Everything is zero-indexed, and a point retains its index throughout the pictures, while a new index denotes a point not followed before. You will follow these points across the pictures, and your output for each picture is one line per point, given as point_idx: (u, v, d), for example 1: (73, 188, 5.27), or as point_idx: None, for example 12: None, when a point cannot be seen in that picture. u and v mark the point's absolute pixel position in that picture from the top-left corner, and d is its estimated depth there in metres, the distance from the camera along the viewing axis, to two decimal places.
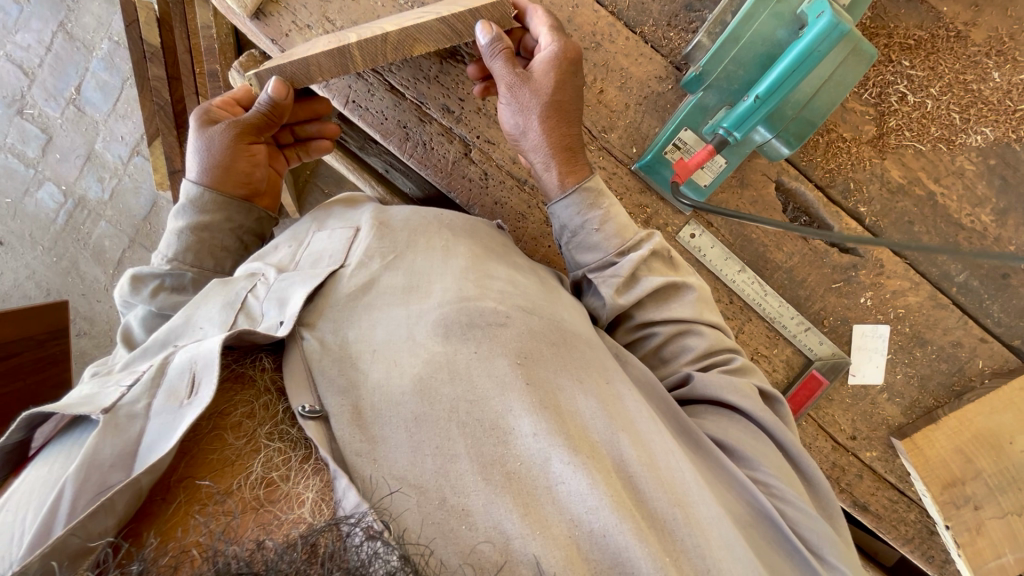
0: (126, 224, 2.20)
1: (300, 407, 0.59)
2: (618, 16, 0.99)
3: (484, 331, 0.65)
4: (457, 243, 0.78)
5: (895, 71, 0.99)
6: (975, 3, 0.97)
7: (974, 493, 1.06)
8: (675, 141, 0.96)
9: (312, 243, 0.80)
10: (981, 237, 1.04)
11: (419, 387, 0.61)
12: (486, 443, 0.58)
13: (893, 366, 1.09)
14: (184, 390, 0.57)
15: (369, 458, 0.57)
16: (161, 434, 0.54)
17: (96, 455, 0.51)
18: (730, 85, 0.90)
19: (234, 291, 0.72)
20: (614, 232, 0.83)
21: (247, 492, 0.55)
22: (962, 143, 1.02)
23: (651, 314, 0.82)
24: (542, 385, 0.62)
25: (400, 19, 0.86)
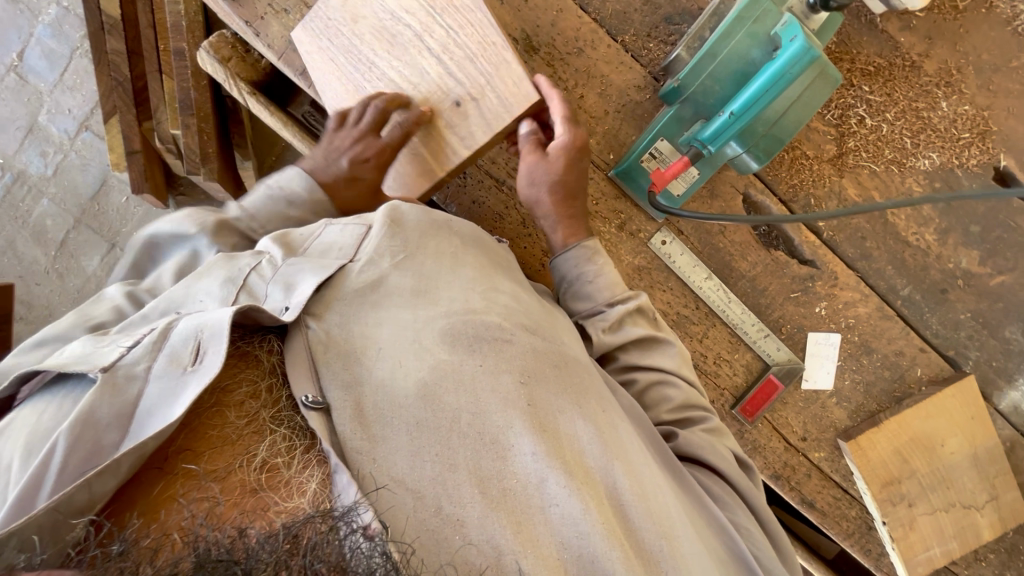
0: (71, 203, 2.07)
1: (303, 397, 0.61)
2: (600, 24, 1.02)
3: (490, 344, 0.65)
4: (466, 252, 0.77)
5: (855, 95, 1.06)
6: (928, 36, 1.05)
7: (908, 491, 1.16)
8: (651, 151, 0.99)
9: (321, 235, 0.77)
10: (924, 254, 1.13)
11: (422, 392, 0.62)
12: (485, 461, 0.59)
13: (842, 372, 1.16)
14: (187, 357, 0.57)
15: (368, 455, 0.59)
16: (163, 399, 0.55)
17: (93, 414, 0.52)
18: (705, 104, 0.94)
19: (237, 267, 0.70)
20: (603, 281, 0.87)
21: (248, 473, 0.56)
22: (912, 165, 1.09)
23: (635, 359, 0.84)
24: (543, 408, 0.63)
25: (409, 62, 0.91)
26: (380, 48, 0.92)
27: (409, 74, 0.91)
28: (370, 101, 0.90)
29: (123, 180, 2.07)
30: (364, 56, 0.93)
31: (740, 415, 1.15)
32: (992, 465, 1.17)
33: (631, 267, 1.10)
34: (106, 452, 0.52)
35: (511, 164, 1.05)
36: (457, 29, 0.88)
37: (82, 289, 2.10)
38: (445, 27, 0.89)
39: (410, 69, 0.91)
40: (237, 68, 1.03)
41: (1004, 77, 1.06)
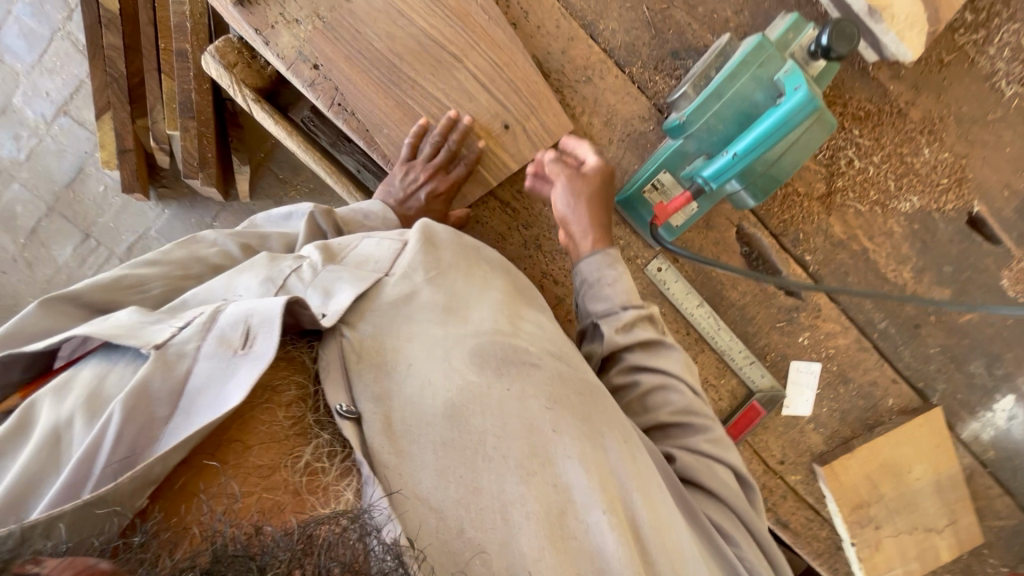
0: (45, 190, 2.00)
1: (338, 406, 0.64)
2: (609, 54, 1.04)
3: (517, 368, 0.67)
4: (494, 275, 0.81)
5: (845, 137, 1.11)
6: (915, 86, 1.11)
7: (876, 514, 1.22)
8: (654, 182, 1.02)
9: (359, 246, 0.81)
10: (901, 290, 1.19)
11: (449, 411, 0.64)
12: (509, 486, 0.61)
13: (820, 400, 1.22)
14: (237, 340, 0.61)
15: (395, 471, 0.61)
16: (209, 380, 0.59)
17: (148, 386, 0.57)
18: (706, 138, 0.96)
19: (277, 269, 0.75)
20: (620, 285, 0.87)
21: (293, 477, 0.59)
22: (894, 207, 1.15)
23: (640, 361, 0.84)
24: (568, 436, 0.64)
25: (454, 87, 0.98)
26: (420, 73, 0.98)
27: (455, 96, 0.99)
28: (436, 137, 0.99)
29: (100, 169, 1.99)
30: (405, 78, 0.98)
31: None
32: (953, 491, 1.24)
33: None
34: (159, 425, 0.57)
35: (516, 187, 1.07)
36: (500, 64, 0.98)
37: (53, 280, 2.03)
38: (489, 57, 0.98)
39: (455, 92, 0.99)
40: (241, 74, 1.02)
41: (981, 128, 1.13)
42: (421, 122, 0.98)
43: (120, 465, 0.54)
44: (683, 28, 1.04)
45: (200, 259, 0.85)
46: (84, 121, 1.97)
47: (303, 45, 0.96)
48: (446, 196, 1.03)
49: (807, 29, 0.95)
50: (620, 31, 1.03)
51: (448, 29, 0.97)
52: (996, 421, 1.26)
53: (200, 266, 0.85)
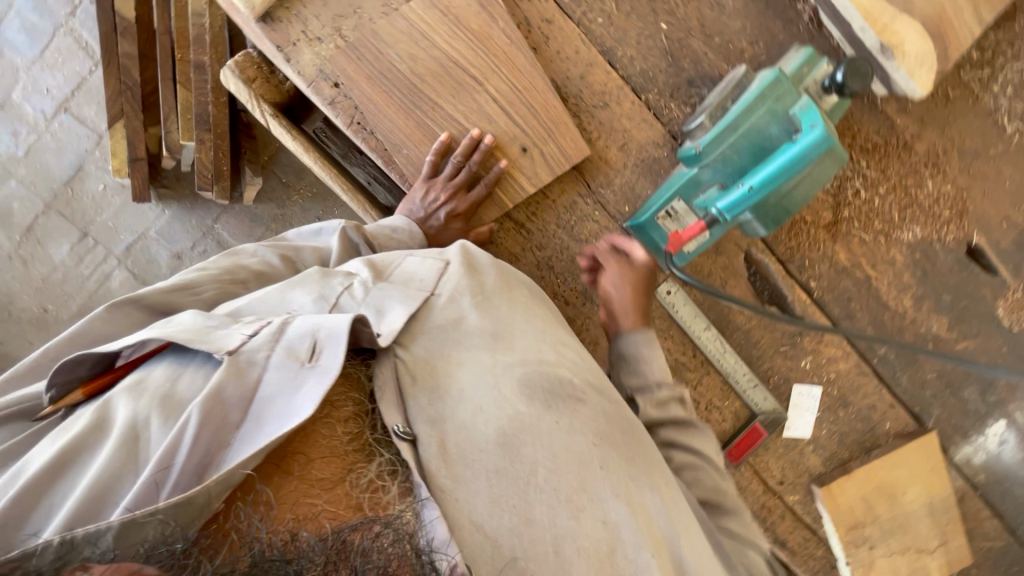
0: (43, 187, 1.97)
1: (395, 427, 0.66)
2: (627, 80, 1.05)
3: (565, 403, 0.71)
4: (534, 302, 0.84)
5: (853, 168, 1.14)
6: (921, 119, 1.13)
7: (871, 535, 1.25)
8: (667, 209, 1.03)
9: (403, 263, 0.83)
10: (901, 317, 1.22)
11: (501, 439, 0.67)
12: (560, 519, 0.64)
13: (820, 423, 1.24)
14: (304, 353, 0.63)
15: (451, 496, 0.64)
16: (279, 389, 0.61)
17: (222, 391, 0.59)
18: (721, 166, 0.97)
19: (329, 286, 0.77)
20: (657, 365, 0.91)
21: (355, 494, 0.60)
22: (897, 237, 1.18)
23: (672, 437, 0.87)
24: (613, 474, 0.68)
25: (474, 109, 1.00)
26: (441, 95, 0.99)
27: (474, 118, 1.00)
28: (458, 157, 1.01)
29: (101, 167, 1.97)
30: (425, 98, 0.99)
31: (726, 458, 1.22)
32: (944, 513, 1.27)
33: None
34: (231, 430, 0.58)
35: (530, 209, 1.08)
36: (519, 88, 0.99)
37: (48, 278, 1.99)
38: (509, 82, 0.99)
39: (475, 115, 1.00)
40: (260, 89, 1.06)
41: (983, 162, 1.16)
42: (442, 140, 0.99)
43: (195, 469, 0.56)
44: (699, 57, 1.05)
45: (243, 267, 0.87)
46: (86, 119, 1.94)
47: (324, 63, 0.96)
48: (464, 213, 1.05)
49: (821, 64, 0.97)
50: (637, 58, 1.05)
51: (470, 52, 0.98)
52: (988, 446, 1.29)
53: (246, 273, 0.87)
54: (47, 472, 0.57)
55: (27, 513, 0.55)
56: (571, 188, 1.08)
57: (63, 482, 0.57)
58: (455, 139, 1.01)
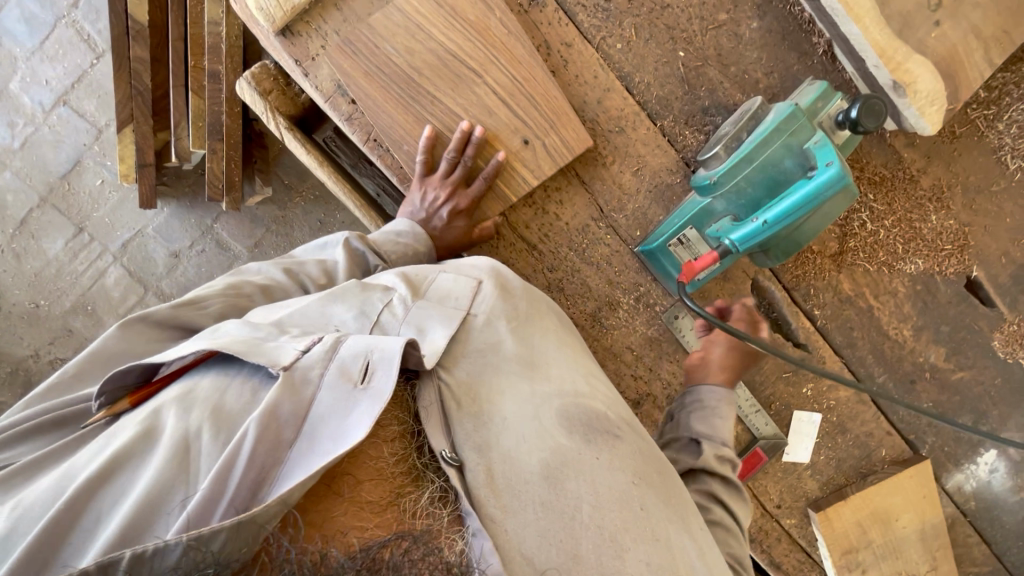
0: (38, 180, 1.93)
1: (442, 451, 0.65)
2: (643, 106, 1.06)
3: (603, 437, 0.71)
4: (565, 333, 0.85)
5: (861, 201, 1.15)
6: (927, 154, 1.15)
7: (864, 559, 1.27)
8: (679, 237, 1.03)
9: (436, 279, 0.82)
10: (900, 346, 1.24)
11: (545, 472, 0.66)
12: (607, 558, 0.63)
13: (818, 448, 1.26)
14: (357, 373, 0.61)
15: (500, 527, 0.63)
16: (334, 409, 0.59)
17: (277, 409, 0.57)
18: (734, 197, 0.97)
19: (369, 301, 0.76)
20: (722, 424, 0.93)
21: (407, 518, 0.59)
22: (900, 268, 1.20)
23: (718, 492, 0.86)
24: (651, 513, 0.68)
25: (474, 102, 0.98)
26: (440, 88, 0.97)
27: (473, 111, 0.98)
28: (451, 153, 0.98)
29: (99, 162, 1.93)
30: (424, 93, 0.97)
31: None
32: (936, 539, 1.30)
33: (643, 337, 1.13)
34: (285, 449, 0.56)
35: (543, 230, 1.08)
36: (520, 79, 0.98)
37: (40, 273, 1.95)
38: (507, 72, 0.97)
39: (474, 108, 0.98)
40: (276, 101, 1.08)
41: (985, 198, 1.18)
42: (428, 135, 0.96)
43: (251, 485, 0.53)
44: (715, 86, 1.06)
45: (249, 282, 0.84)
46: (85, 112, 1.91)
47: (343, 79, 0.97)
48: (465, 212, 1.01)
49: (835, 99, 0.97)
50: (654, 85, 1.05)
51: (467, 43, 0.96)
52: (979, 474, 1.32)
53: (251, 287, 0.84)
54: (90, 483, 0.54)
55: (70, 526, 0.52)
56: (582, 212, 1.08)
57: (107, 493, 0.54)
58: (444, 135, 0.99)
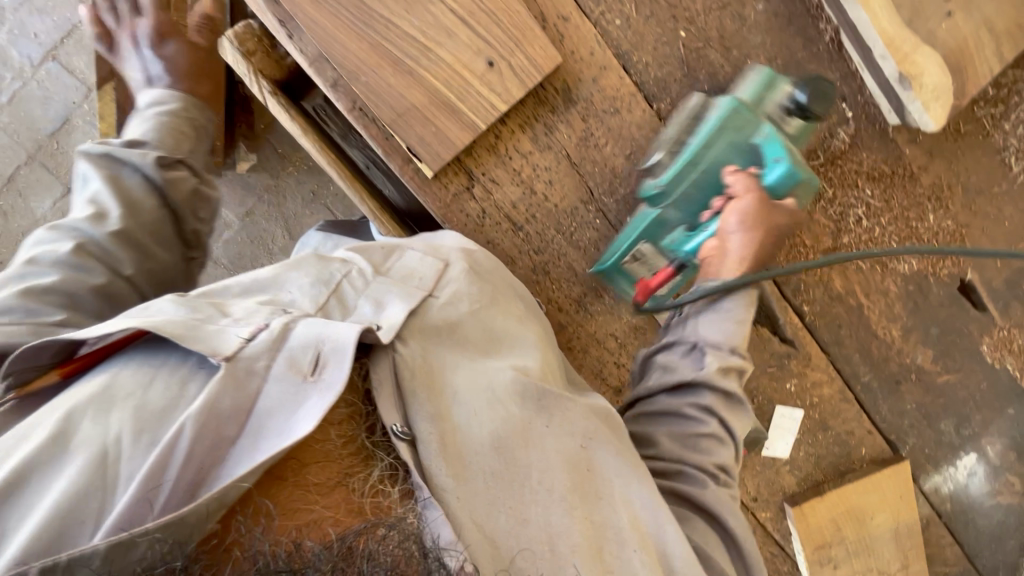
0: (26, 137, 1.88)
1: (393, 426, 0.66)
2: (640, 88, 1.02)
3: (554, 405, 0.75)
4: (524, 313, 0.88)
5: (858, 196, 1.12)
6: (929, 152, 1.12)
7: (835, 555, 1.27)
8: (633, 253, 1.01)
9: (401, 257, 0.84)
10: (888, 346, 1.22)
11: (497, 442, 0.70)
12: (553, 518, 0.69)
13: (798, 444, 1.26)
14: (307, 365, 0.61)
15: (454, 496, 0.65)
16: (279, 401, 0.59)
17: (217, 404, 0.57)
18: (686, 205, 0.96)
19: (327, 271, 0.76)
20: (732, 328, 0.91)
21: (356, 497, 0.61)
22: (893, 267, 1.19)
23: (716, 407, 0.86)
24: (598, 473, 0.74)
25: (431, 23, 0.92)
26: (393, 9, 0.91)
27: (433, 33, 0.92)
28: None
29: (89, 121, 1.89)
30: (377, 17, 0.91)
31: None
32: (909, 538, 1.30)
33: (628, 325, 1.12)
34: (227, 445, 0.57)
35: (531, 211, 1.04)
36: None
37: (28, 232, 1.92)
38: None
39: (432, 29, 0.92)
40: (259, 63, 1.06)
41: (986, 200, 1.16)
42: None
43: (187, 485, 0.54)
44: (715, 70, 1.02)
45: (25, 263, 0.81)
46: (75, 69, 1.87)
47: None
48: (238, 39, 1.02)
49: (779, 86, 0.94)
50: (652, 65, 1.02)
51: None
52: (957, 477, 1.32)
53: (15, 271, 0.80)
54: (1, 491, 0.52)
55: None
56: (571, 194, 1.04)
57: (19, 501, 0.52)
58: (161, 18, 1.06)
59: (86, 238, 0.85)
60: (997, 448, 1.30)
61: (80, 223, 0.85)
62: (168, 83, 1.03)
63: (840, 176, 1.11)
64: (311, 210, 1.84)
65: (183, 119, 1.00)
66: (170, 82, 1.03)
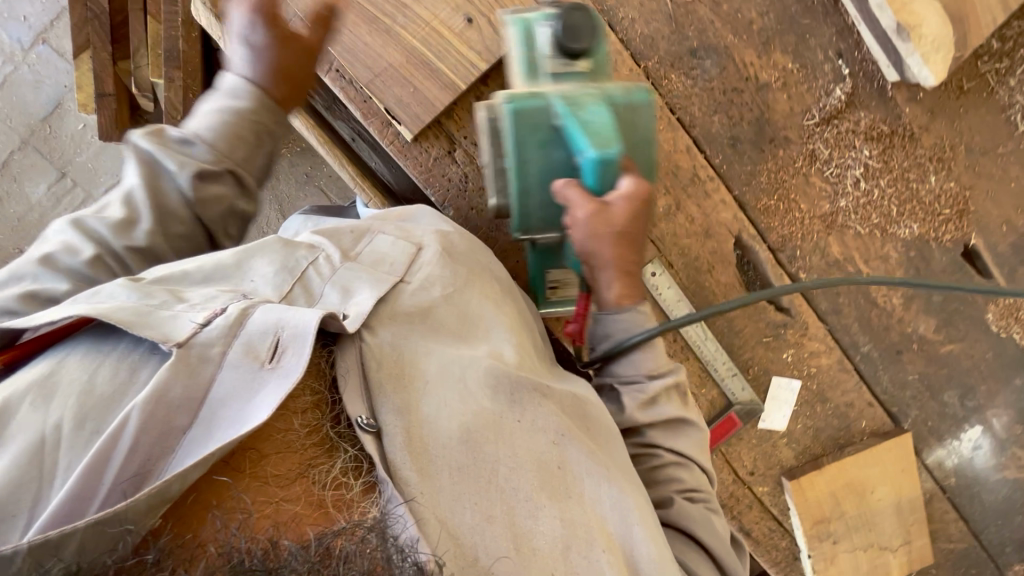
0: (18, 122, 1.87)
1: (358, 418, 0.65)
2: (626, 45, 1.03)
3: (528, 399, 0.73)
4: (503, 299, 0.85)
5: (855, 156, 1.08)
6: (930, 110, 1.08)
7: (835, 530, 1.24)
8: (553, 282, 1.00)
9: (373, 242, 0.82)
10: (888, 315, 1.19)
11: (465, 436, 0.67)
12: (521, 516, 0.66)
13: (796, 416, 1.22)
14: (265, 352, 0.60)
15: (417, 490, 0.63)
16: (233, 391, 0.57)
17: (167, 392, 0.55)
18: (546, 226, 0.89)
19: (293, 258, 0.75)
20: (641, 359, 0.87)
21: (317, 490, 0.60)
22: (892, 232, 1.12)
23: (658, 438, 0.87)
24: (570, 471, 0.70)
25: None
26: None
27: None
28: None
29: None
30: None
31: None
32: (911, 513, 1.27)
33: None
34: (175, 436, 0.55)
35: None
36: None
37: (23, 217, 1.91)
38: None
39: None
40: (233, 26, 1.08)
41: (990, 161, 1.11)
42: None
43: (131, 480, 0.52)
44: (705, 26, 1.03)
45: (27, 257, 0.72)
46: (66, 53, 1.86)
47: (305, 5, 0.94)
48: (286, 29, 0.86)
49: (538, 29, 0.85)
50: (639, 21, 1.02)
51: None
52: (961, 451, 1.28)
53: (29, 267, 0.71)
54: None
55: None
56: None
57: None
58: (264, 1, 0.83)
59: (104, 250, 0.74)
60: (1002, 421, 1.27)
61: (108, 229, 0.75)
62: (246, 74, 0.84)
63: (836, 136, 1.08)
64: (304, 192, 1.82)
65: (249, 118, 0.82)
66: (251, 71, 0.84)
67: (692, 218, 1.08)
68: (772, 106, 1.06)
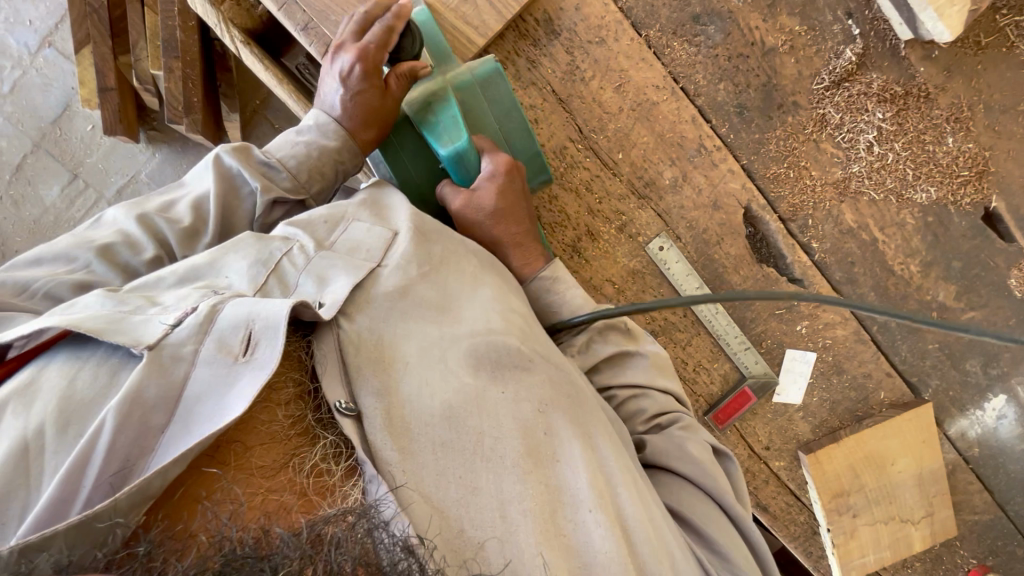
0: (29, 125, 1.89)
1: (337, 403, 0.66)
2: (626, 14, 1.02)
3: (511, 372, 0.73)
4: (484, 272, 0.82)
5: (867, 120, 1.04)
6: (947, 69, 1.04)
7: (855, 503, 1.23)
8: None
9: (349, 229, 0.80)
10: (906, 284, 1.12)
11: (447, 412, 0.69)
12: (506, 484, 0.67)
13: (812, 389, 1.21)
14: (238, 347, 0.61)
15: (399, 469, 0.65)
16: (209, 386, 0.59)
17: (142, 393, 0.55)
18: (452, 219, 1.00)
19: (269, 251, 0.74)
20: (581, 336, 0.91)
21: (300, 478, 0.61)
22: (909, 198, 1.08)
23: (606, 380, 0.89)
24: (557, 439, 0.71)
25: None
26: None
27: None
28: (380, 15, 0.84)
29: None
30: None
31: (712, 421, 1.18)
32: (933, 485, 1.24)
33: (625, 270, 1.08)
34: (155, 434, 0.56)
35: None
36: None
37: (39, 220, 1.92)
38: None
39: None
40: (229, 13, 1.05)
41: (1013, 118, 1.06)
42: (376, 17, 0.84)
43: (111, 481, 0.54)
44: None
45: (88, 243, 0.76)
46: (70, 54, 1.88)
47: None
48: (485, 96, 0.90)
49: None
50: None
51: None
52: (985, 420, 1.25)
53: (88, 254, 0.75)
54: None
55: None
56: (559, 132, 1.04)
57: None
58: (370, 55, 0.83)
59: (165, 253, 0.79)
60: None
61: (173, 230, 0.79)
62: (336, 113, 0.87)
63: (847, 100, 1.04)
64: None
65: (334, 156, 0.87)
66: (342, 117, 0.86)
67: (699, 189, 1.07)
68: (779, 70, 1.04)
